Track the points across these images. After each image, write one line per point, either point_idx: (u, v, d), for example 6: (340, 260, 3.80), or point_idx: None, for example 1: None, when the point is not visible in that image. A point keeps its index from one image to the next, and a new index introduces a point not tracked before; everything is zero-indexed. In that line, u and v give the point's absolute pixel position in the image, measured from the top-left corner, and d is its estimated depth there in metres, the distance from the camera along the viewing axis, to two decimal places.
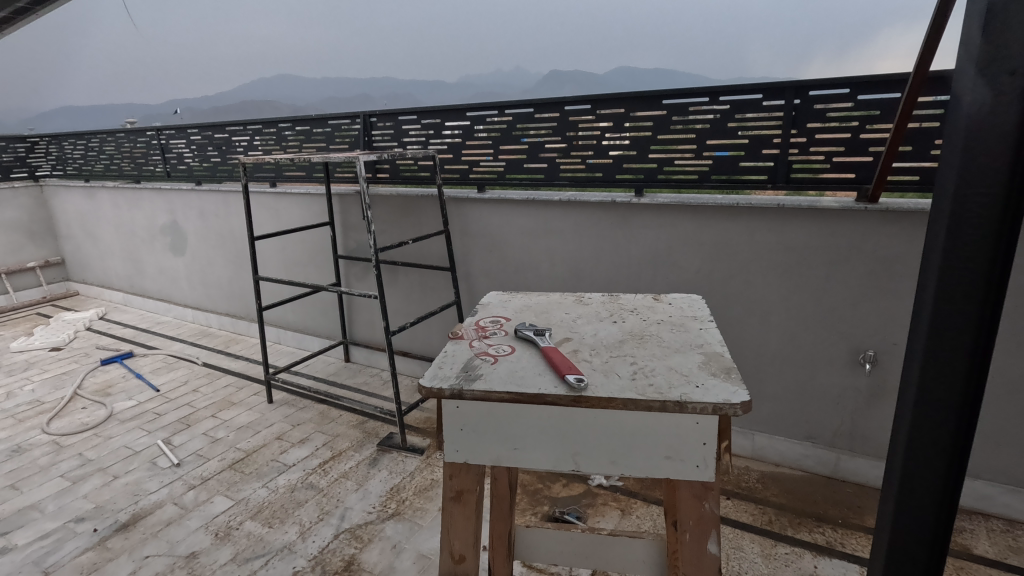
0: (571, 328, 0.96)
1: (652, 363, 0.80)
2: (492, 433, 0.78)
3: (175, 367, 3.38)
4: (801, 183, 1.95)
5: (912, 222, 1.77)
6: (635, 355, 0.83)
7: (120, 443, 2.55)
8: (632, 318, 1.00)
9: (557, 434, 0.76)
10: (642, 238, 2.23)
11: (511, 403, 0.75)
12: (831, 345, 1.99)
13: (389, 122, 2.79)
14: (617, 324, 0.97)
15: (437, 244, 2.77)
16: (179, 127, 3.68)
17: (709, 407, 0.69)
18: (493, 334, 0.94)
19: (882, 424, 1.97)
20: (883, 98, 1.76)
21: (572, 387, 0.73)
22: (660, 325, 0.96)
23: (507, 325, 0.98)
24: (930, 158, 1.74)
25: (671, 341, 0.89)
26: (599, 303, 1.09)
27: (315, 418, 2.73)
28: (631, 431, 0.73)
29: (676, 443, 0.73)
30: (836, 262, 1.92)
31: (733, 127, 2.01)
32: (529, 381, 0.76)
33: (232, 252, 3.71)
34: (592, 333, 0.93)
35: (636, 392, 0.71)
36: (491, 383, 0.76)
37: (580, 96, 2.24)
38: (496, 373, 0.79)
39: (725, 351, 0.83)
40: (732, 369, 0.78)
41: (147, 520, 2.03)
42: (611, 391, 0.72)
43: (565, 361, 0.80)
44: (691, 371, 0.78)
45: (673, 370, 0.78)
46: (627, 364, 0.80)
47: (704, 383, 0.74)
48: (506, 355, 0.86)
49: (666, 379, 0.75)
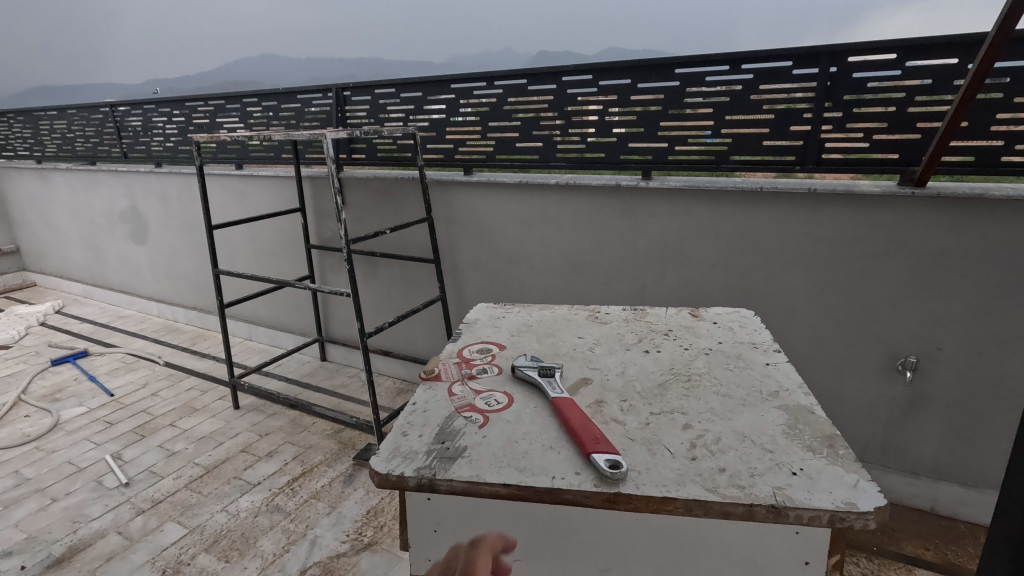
0: (588, 362, 0.88)
1: (716, 429, 0.70)
2: (531, 535, 0.71)
3: (133, 368, 3.08)
4: (834, 166, 1.70)
5: (968, 209, 1.53)
6: (686, 413, 0.73)
7: (64, 458, 2.27)
8: (669, 346, 0.92)
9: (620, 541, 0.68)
10: (650, 229, 1.97)
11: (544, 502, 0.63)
12: (863, 350, 1.76)
13: (365, 96, 2.49)
14: (652, 356, 0.89)
15: (420, 232, 2.49)
16: (133, 102, 3.28)
17: (822, 515, 0.57)
18: (484, 377, 0.83)
19: (919, 438, 1.76)
20: (935, 64, 1.51)
21: (603, 482, 0.60)
22: (706, 362, 0.87)
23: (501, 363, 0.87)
24: (991, 135, 1.49)
25: (725, 385, 0.80)
26: (620, 322, 1.02)
27: (286, 426, 2.47)
28: (703, 533, 0.65)
29: (768, 551, 0.64)
30: (873, 256, 1.68)
31: (755, 100, 1.74)
32: (531, 462, 0.64)
33: (196, 241, 3.40)
34: (626, 370, 0.85)
35: (705, 488, 0.59)
36: (475, 465, 0.64)
37: (579, 66, 1.95)
38: (483, 446, 0.67)
39: (813, 407, 0.73)
40: (832, 442, 0.67)
41: (87, 554, 1.76)
42: (662, 486, 0.60)
43: (590, 429, 0.68)
44: (777, 447, 0.66)
45: (751, 443, 0.67)
46: (679, 430, 0.70)
47: (802, 469, 0.62)
48: (498, 410, 0.74)
49: (746, 462, 0.64)
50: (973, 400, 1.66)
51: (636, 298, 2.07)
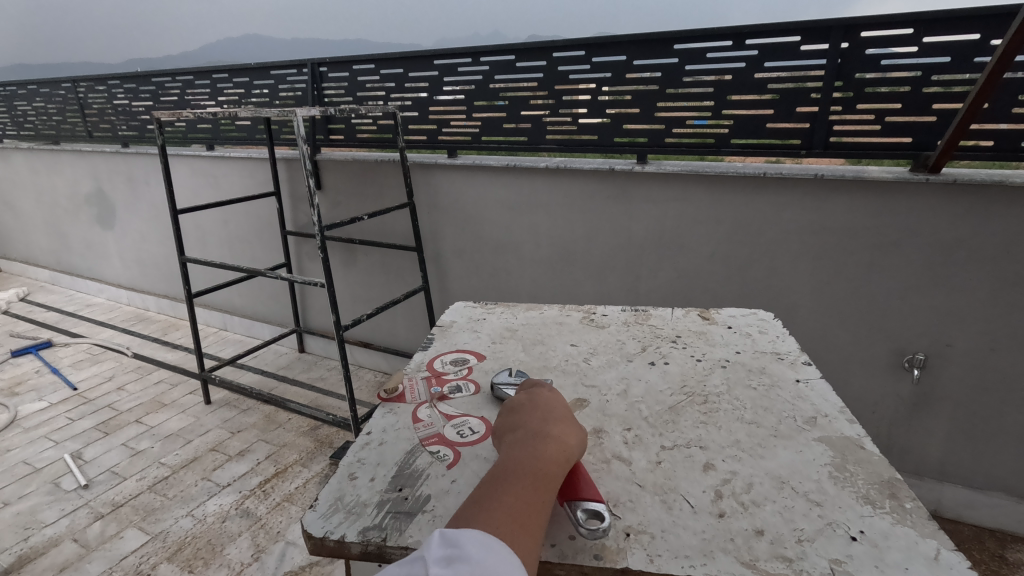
0: (587, 375, 0.92)
1: (750, 469, 0.70)
2: None
3: (99, 360, 2.93)
4: (843, 150, 1.59)
5: (985, 198, 1.44)
6: (708, 447, 0.74)
7: (19, 458, 2.13)
8: (678, 357, 0.97)
9: None
10: (645, 216, 1.86)
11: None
12: (869, 347, 1.67)
13: (342, 73, 2.33)
14: (661, 367, 0.94)
15: (400, 219, 2.36)
16: (97, 77, 3.06)
17: None
18: (457, 401, 0.83)
19: (923, 438, 1.69)
20: (955, 40, 1.39)
21: (604, 556, 0.58)
22: (724, 379, 0.90)
23: (479, 383, 0.88)
24: (1012, 119, 1.39)
25: (746, 410, 0.82)
26: (619, 328, 1.08)
27: (259, 423, 2.34)
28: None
29: None
30: (883, 248, 1.58)
31: (759, 78, 1.62)
32: None
33: (166, 225, 3.23)
34: (641, 384, 0.89)
35: (742, 562, 0.57)
36: (433, 518, 0.62)
37: (571, 40, 1.81)
38: (443, 493, 0.66)
39: (855, 446, 0.73)
40: (892, 494, 0.66)
41: (38, 563, 1.64)
42: (685, 558, 0.57)
43: (570, 473, 0.65)
44: (824, 499, 0.65)
45: (790, 491, 0.67)
46: (705, 472, 0.70)
47: (862, 534, 0.60)
48: (467, 444, 0.75)
49: (786, 522, 0.62)
50: (983, 400, 1.59)
51: (630, 292, 1.97)
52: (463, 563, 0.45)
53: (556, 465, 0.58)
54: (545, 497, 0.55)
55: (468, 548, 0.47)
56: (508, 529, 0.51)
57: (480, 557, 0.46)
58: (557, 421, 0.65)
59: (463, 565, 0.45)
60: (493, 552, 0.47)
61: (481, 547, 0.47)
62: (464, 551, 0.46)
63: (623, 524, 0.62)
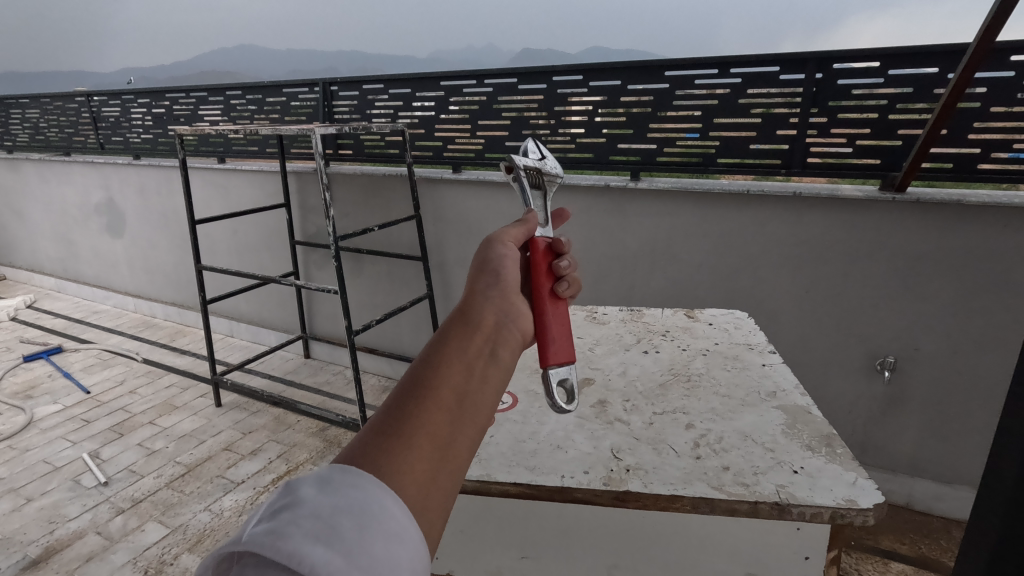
0: (594, 363, 1.05)
1: (721, 429, 0.84)
2: (541, 534, 0.80)
3: (110, 365, 3.01)
4: (819, 169, 1.73)
5: (946, 213, 1.59)
6: (693, 416, 0.87)
7: (38, 457, 2.22)
8: (667, 346, 1.10)
9: (633, 542, 0.77)
10: (639, 228, 1.99)
11: (563, 501, 0.75)
12: (846, 350, 1.81)
13: (352, 91, 2.46)
14: (652, 355, 1.07)
15: (407, 230, 2.49)
16: (111, 92, 3.18)
17: (825, 511, 0.68)
18: None
19: (896, 436, 1.83)
20: (915, 73, 1.55)
21: (610, 481, 0.74)
22: (707, 363, 1.04)
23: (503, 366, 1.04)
24: (968, 143, 1.54)
25: (726, 386, 0.96)
26: (617, 324, 1.21)
27: (270, 423, 2.44)
28: (714, 535, 0.74)
29: (774, 543, 0.73)
30: (857, 259, 1.72)
31: (743, 103, 1.76)
32: (534, 468, 0.77)
33: (176, 235, 3.33)
34: (634, 369, 1.02)
35: (712, 487, 0.71)
36: (485, 463, 0.79)
37: (570, 66, 1.95)
38: (491, 445, 0.82)
39: (810, 407, 0.88)
40: (829, 442, 0.80)
41: (64, 555, 1.72)
42: (671, 483, 0.73)
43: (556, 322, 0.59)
44: (781, 447, 0.80)
45: (754, 443, 0.81)
46: (686, 429, 0.84)
47: (803, 467, 0.75)
48: (505, 409, 0.92)
49: (750, 460, 0.77)
50: (949, 398, 1.72)
51: (624, 297, 2.10)
52: (290, 513, 0.31)
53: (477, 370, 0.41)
54: (459, 420, 0.38)
55: (299, 490, 0.33)
56: (426, 475, 0.35)
57: (318, 498, 0.32)
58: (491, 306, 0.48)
59: (288, 515, 0.31)
60: (333, 493, 0.32)
61: (321, 487, 0.32)
62: (296, 496, 0.32)
63: (624, 464, 0.77)
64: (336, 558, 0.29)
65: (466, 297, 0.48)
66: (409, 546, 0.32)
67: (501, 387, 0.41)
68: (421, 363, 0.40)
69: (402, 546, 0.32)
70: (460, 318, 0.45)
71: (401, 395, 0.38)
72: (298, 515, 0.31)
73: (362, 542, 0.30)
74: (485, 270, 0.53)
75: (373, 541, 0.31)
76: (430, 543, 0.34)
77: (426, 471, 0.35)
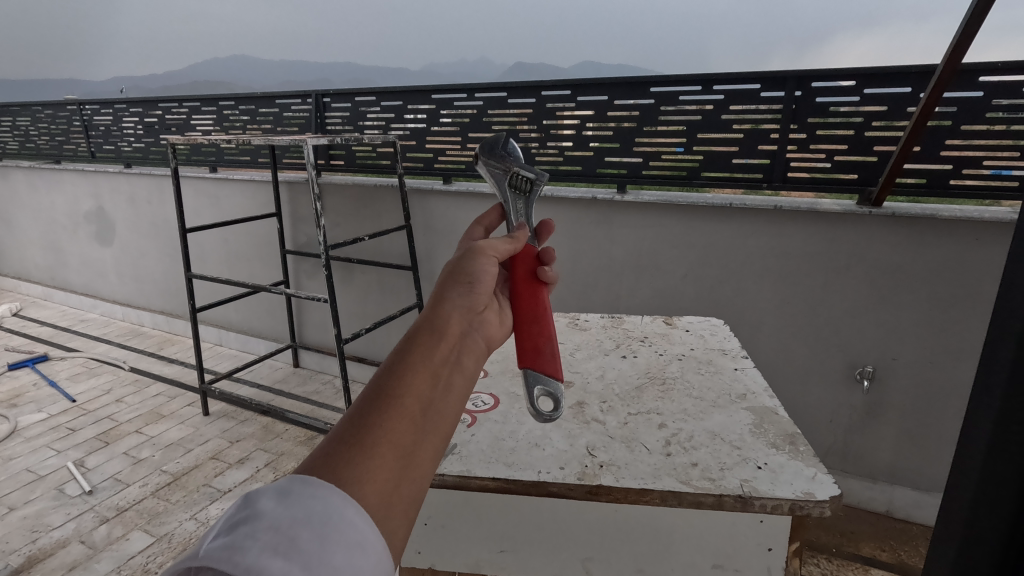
0: (575, 367, 1.07)
1: (693, 428, 0.87)
2: (518, 528, 0.82)
3: (97, 373, 2.99)
4: (798, 183, 1.79)
5: (918, 226, 1.64)
6: (668, 417, 0.91)
7: (22, 466, 2.20)
8: (646, 351, 1.13)
9: (607, 537, 0.80)
10: (625, 239, 2.03)
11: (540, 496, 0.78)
12: (825, 360, 1.85)
13: (344, 103, 2.50)
14: (631, 359, 1.10)
15: (398, 240, 2.51)
16: (104, 101, 3.20)
17: (784, 503, 0.72)
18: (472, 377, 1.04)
19: (876, 443, 1.86)
20: (891, 93, 1.61)
21: (585, 477, 0.77)
22: (683, 367, 1.07)
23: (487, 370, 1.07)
24: (939, 159, 1.60)
25: (701, 389, 0.99)
26: (599, 330, 1.24)
27: (258, 432, 2.44)
28: (684, 528, 0.77)
29: (741, 538, 0.76)
30: (834, 270, 1.77)
31: (726, 119, 1.81)
32: (514, 466, 0.80)
33: (166, 243, 3.33)
34: (612, 373, 1.05)
35: (682, 482, 0.74)
36: (466, 460, 0.81)
37: (558, 81, 2.00)
38: (472, 444, 0.85)
39: (777, 408, 0.92)
40: (792, 440, 0.84)
41: (47, 564, 1.71)
42: (642, 478, 0.76)
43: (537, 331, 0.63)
44: (748, 444, 0.83)
45: (723, 441, 0.84)
46: (659, 429, 0.87)
47: (767, 463, 0.79)
48: (486, 410, 0.95)
49: (719, 458, 0.80)
50: (924, 406, 1.77)
51: (610, 305, 2.13)
52: (248, 527, 0.33)
53: (442, 377, 0.42)
54: (422, 431, 0.39)
55: (260, 503, 0.34)
56: (387, 485, 0.36)
57: (276, 512, 0.33)
58: (458, 311, 0.49)
59: (246, 529, 0.32)
60: (290, 507, 0.33)
61: (279, 500, 0.34)
62: (254, 509, 0.34)
63: (598, 460, 0.80)
64: (297, 567, 0.32)
65: (434, 300, 0.49)
66: (370, 553, 0.34)
67: (465, 393, 0.42)
68: (386, 370, 0.41)
69: (361, 553, 0.34)
70: (426, 325, 0.46)
71: (365, 402, 0.39)
72: (256, 530, 0.32)
73: (321, 551, 0.33)
74: (459, 271, 0.53)
75: (331, 550, 0.33)
76: (391, 549, 0.36)
77: (387, 480, 0.36)
